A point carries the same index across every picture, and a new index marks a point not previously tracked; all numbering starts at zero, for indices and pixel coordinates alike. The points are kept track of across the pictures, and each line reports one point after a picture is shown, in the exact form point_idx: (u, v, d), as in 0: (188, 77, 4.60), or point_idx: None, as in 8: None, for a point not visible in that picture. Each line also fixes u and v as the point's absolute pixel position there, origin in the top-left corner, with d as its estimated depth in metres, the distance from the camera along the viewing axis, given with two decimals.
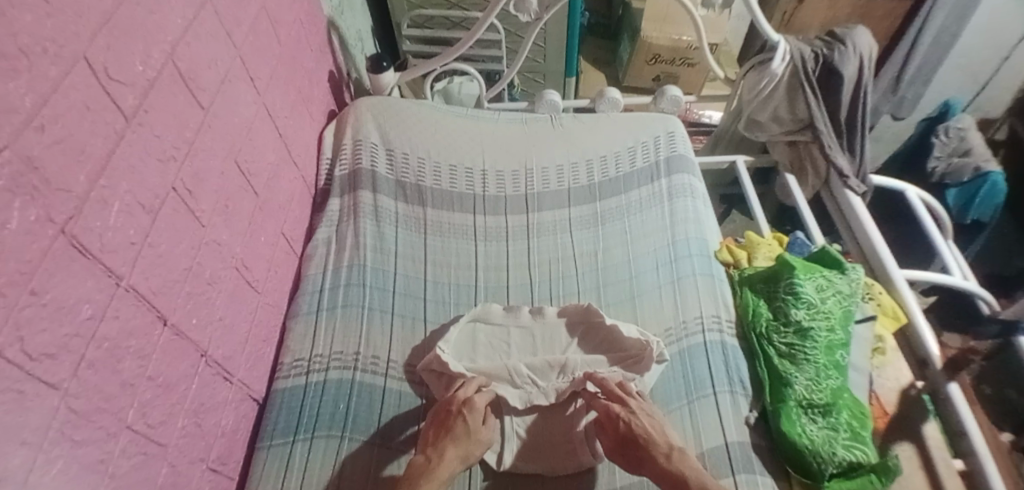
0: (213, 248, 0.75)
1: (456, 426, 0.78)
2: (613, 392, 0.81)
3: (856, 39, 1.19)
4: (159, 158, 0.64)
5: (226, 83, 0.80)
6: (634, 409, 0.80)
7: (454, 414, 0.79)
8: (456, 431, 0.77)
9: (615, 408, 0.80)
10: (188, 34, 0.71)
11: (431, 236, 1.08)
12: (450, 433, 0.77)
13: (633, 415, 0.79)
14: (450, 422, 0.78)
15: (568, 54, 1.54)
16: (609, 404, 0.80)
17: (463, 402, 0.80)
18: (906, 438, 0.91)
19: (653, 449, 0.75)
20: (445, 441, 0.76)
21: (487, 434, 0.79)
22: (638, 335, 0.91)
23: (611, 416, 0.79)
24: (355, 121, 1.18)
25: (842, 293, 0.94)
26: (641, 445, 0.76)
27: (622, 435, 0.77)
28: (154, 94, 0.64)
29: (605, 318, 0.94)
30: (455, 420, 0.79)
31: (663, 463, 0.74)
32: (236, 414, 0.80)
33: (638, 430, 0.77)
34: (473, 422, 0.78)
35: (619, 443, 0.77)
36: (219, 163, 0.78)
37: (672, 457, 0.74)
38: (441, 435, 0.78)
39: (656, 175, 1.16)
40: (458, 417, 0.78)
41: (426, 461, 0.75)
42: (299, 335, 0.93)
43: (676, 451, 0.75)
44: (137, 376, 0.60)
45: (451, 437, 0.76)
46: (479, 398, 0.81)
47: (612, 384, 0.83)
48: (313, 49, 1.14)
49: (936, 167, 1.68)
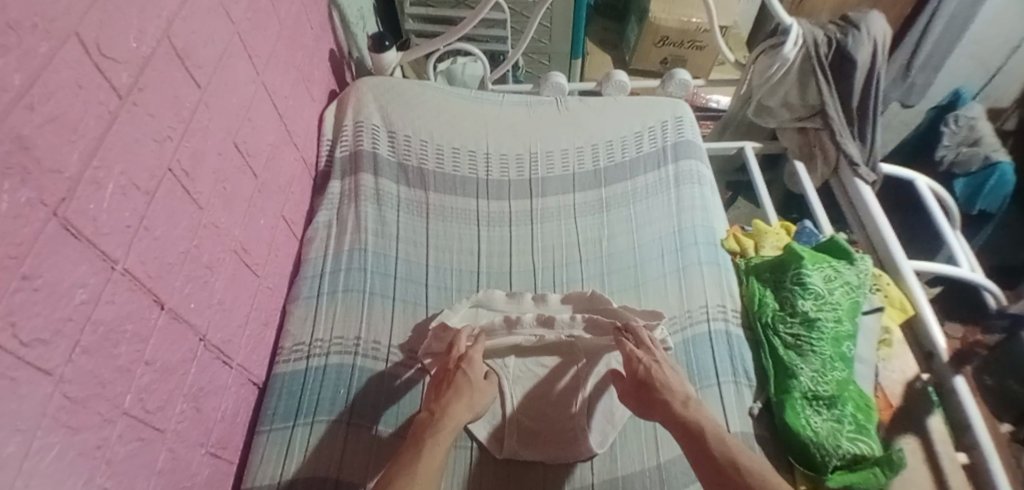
0: (211, 232, 0.74)
1: (457, 380, 0.80)
2: (643, 341, 0.84)
3: (870, 24, 1.16)
4: (156, 138, 0.62)
5: (224, 61, 0.78)
6: (658, 358, 0.82)
7: (452, 370, 0.82)
8: (458, 384, 0.79)
9: (639, 354, 0.82)
10: (185, 10, 0.68)
11: (433, 220, 1.06)
12: (452, 388, 0.79)
13: (651, 363, 0.81)
14: (452, 377, 0.81)
15: (575, 35, 1.51)
16: (634, 351, 0.83)
17: (462, 357, 0.83)
18: (910, 431, 0.91)
19: (668, 395, 0.77)
20: (449, 396, 0.78)
21: (488, 386, 0.82)
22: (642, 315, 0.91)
23: (633, 361, 0.82)
24: (356, 102, 1.15)
25: (850, 283, 0.93)
26: (657, 390, 0.78)
27: (641, 379, 0.80)
28: (150, 72, 0.62)
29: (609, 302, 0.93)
30: (455, 374, 0.81)
31: (678, 409, 0.75)
32: (236, 398, 0.80)
33: (657, 377, 0.79)
34: (473, 375, 0.81)
35: (637, 386, 0.80)
36: (217, 144, 0.76)
37: (688, 406, 0.76)
38: (444, 391, 0.80)
39: (663, 160, 1.14)
40: (457, 371, 0.81)
41: (431, 414, 0.76)
42: (299, 319, 0.92)
43: (693, 401, 0.76)
44: (134, 361, 0.59)
45: (459, 397, 0.78)
46: (475, 352, 0.84)
47: (645, 335, 0.85)
48: (313, 27, 1.11)
49: (945, 155, 1.65)
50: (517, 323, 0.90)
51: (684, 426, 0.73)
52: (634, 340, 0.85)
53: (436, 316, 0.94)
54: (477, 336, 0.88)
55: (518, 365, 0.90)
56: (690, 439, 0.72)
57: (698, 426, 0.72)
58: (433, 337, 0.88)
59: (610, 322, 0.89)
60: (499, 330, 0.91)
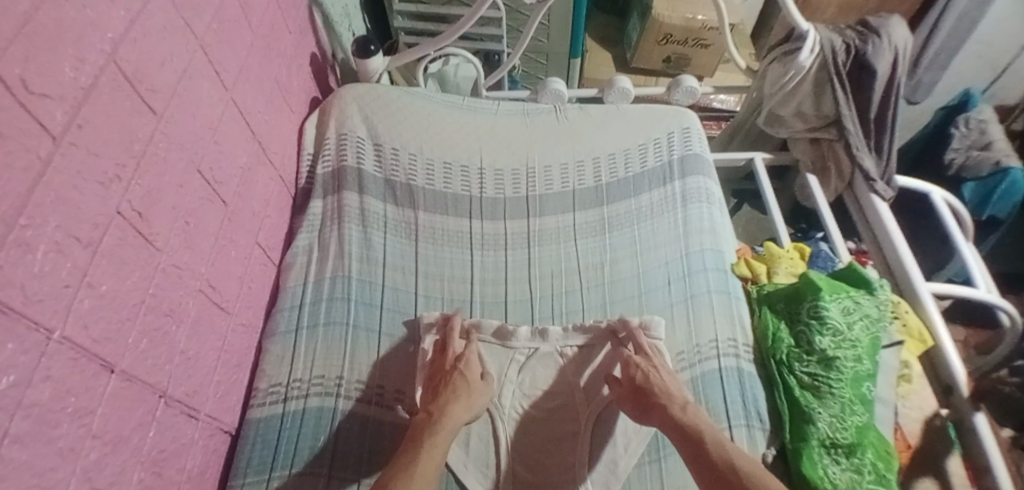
0: (171, 275, 0.66)
1: (453, 379, 0.78)
2: (641, 347, 0.83)
3: (891, 30, 1.08)
4: (100, 181, 0.55)
5: (184, 81, 0.70)
6: (655, 364, 0.81)
7: (449, 371, 0.80)
8: (456, 384, 0.78)
9: (637, 360, 0.81)
10: (134, 28, 0.60)
11: (422, 243, 0.99)
12: (450, 388, 0.77)
13: (650, 368, 0.80)
14: (449, 377, 0.79)
15: (574, 34, 1.42)
16: (632, 357, 0.81)
17: (460, 359, 0.82)
18: (928, 473, 0.87)
19: (666, 399, 0.75)
20: (446, 397, 0.76)
21: (486, 387, 0.80)
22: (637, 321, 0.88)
23: (632, 366, 0.80)
24: (339, 113, 1.07)
25: (870, 317, 0.86)
26: (657, 394, 0.75)
27: (636, 384, 0.77)
28: (91, 105, 0.54)
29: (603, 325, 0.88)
30: (451, 375, 0.80)
31: (677, 413, 0.72)
32: (204, 452, 0.73)
33: (654, 381, 0.77)
34: (469, 375, 0.80)
35: (634, 392, 0.77)
36: (177, 176, 0.68)
37: (687, 410, 0.73)
38: (442, 391, 0.77)
39: (669, 176, 1.07)
40: (454, 371, 0.79)
41: (428, 415, 0.74)
42: (275, 357, 0.85)
43: (691, 405, 0.74)
44: (78, 439, 0.52)
45: (457, 397, 0.76)
46: (471, 353, 0.84)
47: (645, 341, 0.84)
48: (292, 31, 1.02)
49: (954, 159, 1.56)
50: (512, 336, 0.88)
51: (685, 433, 0.70)
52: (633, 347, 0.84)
53: (426, 316, 0.89)
54: (469, 332, 0.88)
55: (514, 408, 0.84)
56: (689, 441, 0.69)
57: (694, 428, 0.70)
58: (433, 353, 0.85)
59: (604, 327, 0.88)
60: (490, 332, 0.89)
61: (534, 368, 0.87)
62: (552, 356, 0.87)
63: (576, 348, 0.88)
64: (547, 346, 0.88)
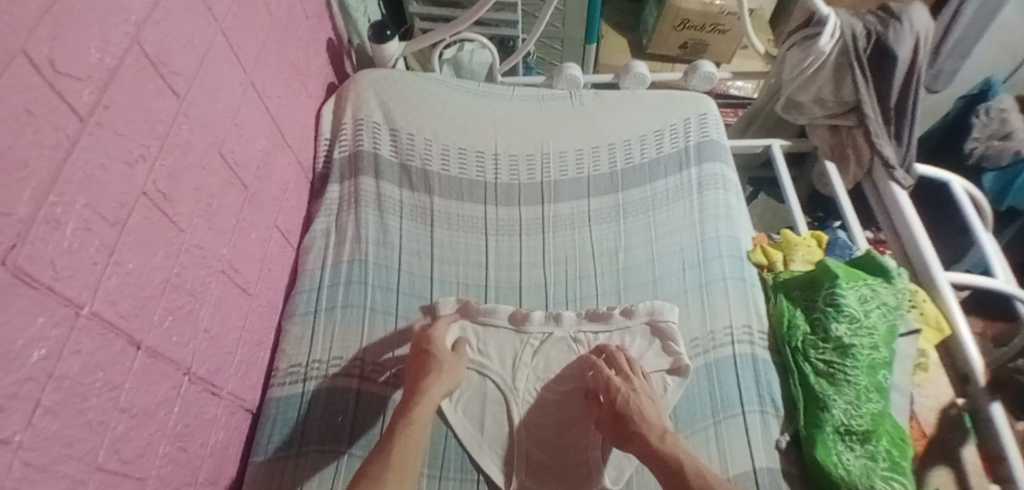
0: (194, 255, 0.68)
1: (423, 359, 0.80)
2: (621, 369, 0.82)
3: (914, 14, 1.06)
4: (125, 161, 0.56)
5: (204, 65, 0.70)
6: (635, 386, 0.79)
7: (418, 353, 0.81)
8: (428, 360, 0.79)
9: (617, 382, 0.79)
10: (157, 11, 0.61)
11: (438, 229, 0.99)
12: (421, 366, 0.79)
13: (630, 393, 0.78)
14: (422, 358, 0.80)
15: (591, 18, 1.40)
16: (612, 379, 0.80)
17: (428, 340, 0.82)
18: (943, 461, 0.86)
19: (646, 428, 0.75)
20: (420, 371, 0.79)
21: (457, 361, 0.82)
22: (647, 317, 0.89)
23: (611, 389, 0.78)
24: (356, 97, 1.07)
25: (887, 304, 0.85)
26: (634, 421, 0.75)
27: (615, 410, 0.77)
28: (116, 86, 0.55)
29: (614, 313, 0.90)
30: (420, 356, 0.80)
31: (656, 444, 0.72)
32: (226, 429, 0.75)
33: (633, 408, 0.76)
34: (440, 351, 0.81)
35: (613, 416, 0.77)
36: (199, 159, 0.69)
37: (665, 439, 0.73)
38: (420, 375, 0.78)
39: (685, 163, 1.06)
40: (423, 352, 0.80)
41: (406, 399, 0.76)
42: (295, 338, 0.87)
43: (670, 434, 0.74)
44: (106, 412, 0.54)
45: (428, 373, 0.78)
46: (437, 331, 0.84)
47: (621, 358, 0.84)
48: (309, 16, 1.03)
49: (975, 149, 1.53)
50: (526, 322, 0.89)
51: (662, 463, 0.70)
52: (614, 368, 0.83)
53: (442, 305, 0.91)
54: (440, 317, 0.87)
55: (529, 391, 0.85)
56: (668, 472, 0.69)
57: (676, 462, 0.69)
58: (416, 340, 0.84)
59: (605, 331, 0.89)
60: (503, 320, 0.90)
61: (547, 353, 0.87)
62: (567, 341, 0.88)
63: (590, 334, 0.89)
64: (561, 331, 0.89)
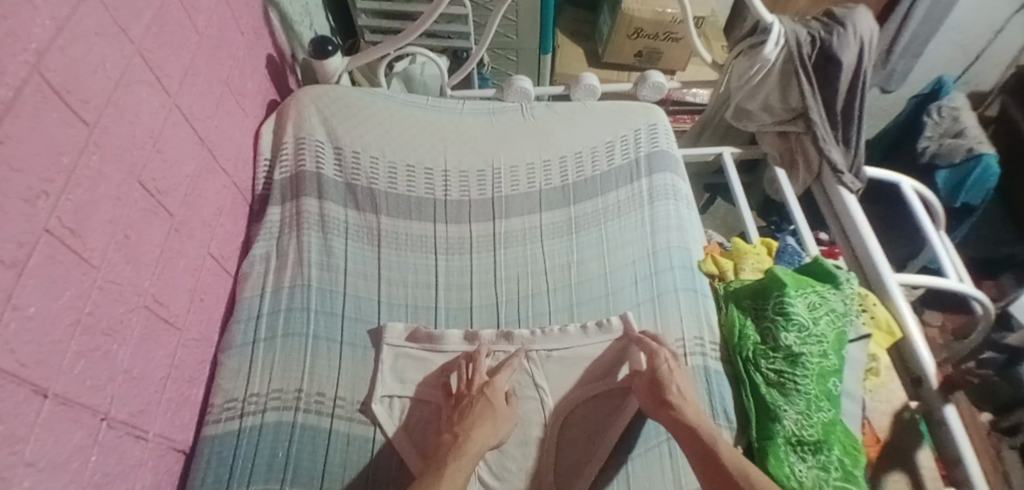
0: (110, 291, 0.64)
1: (479, 402, 0.76)
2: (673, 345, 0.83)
3: (857, 20, 1.07)
4: (24, 197, 0.52)
5: (120, 89, 0.67)
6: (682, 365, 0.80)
7: (475, 395, 0.78)
8: (482, 406, 0.75)
9: (665, 354, 0.79)
10: (61, 38, 0.58)
11: (385, 250, 0.97)
12: (475, 409, 0.75)
13: (672, 365, 0.78)
14: (474, 401, 0.76)
15: (543, 29, 1.40)
16: (661, 350, 0.80)
17: (488, 384, 0.79)
18: (898, 467, 0.86)
19: (681, 400, 0.74)
20: (471, 419, 0.73)
21: (512, 413, 0.78)
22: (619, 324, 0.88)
23: (657, 358, 0.78)
24: (297, 115, 1.04)
25: (836, 311, 0.85)
26: (671, 392, 0.74)
27: (654, 375, 0.77)
28: (12, 119, 0.51)
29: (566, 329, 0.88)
30: (477, 399, 0.77)
31: (688, 416, 0.72)
32: (155, 472, 0.71)
33: (675, 381, 0.76)
34: (495, 400, 0.77)
35: (652, 385, 0.76)
36: (113, 190, 0.65)
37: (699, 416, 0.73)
38: (470, 411, 0.75)
39: (636, 174, 1.05)
40: (481, 396, 0.77)
41: (455, 437, 0.72)
42: (231, 371, 0.83)
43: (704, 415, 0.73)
44: (10, 467, 0.49)
45: (485, 422, 0.73)
46: (499, 379, 0.80)
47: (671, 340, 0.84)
48: (245, 34, 1.00)
49: (927, 147, 1.55)
50: (478, 338, 0.88)
51: (693, 436, 0.69)
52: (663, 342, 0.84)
53: (388, 332, 0.88)
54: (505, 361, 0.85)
55: None
56: (698, 443, 0.68)
57: (708, 437, 0.69)
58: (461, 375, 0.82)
59: (558, 350, 0.87)
60: (452, 340, 0.87)
61: None
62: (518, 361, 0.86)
63: (542, 352, 0.87)
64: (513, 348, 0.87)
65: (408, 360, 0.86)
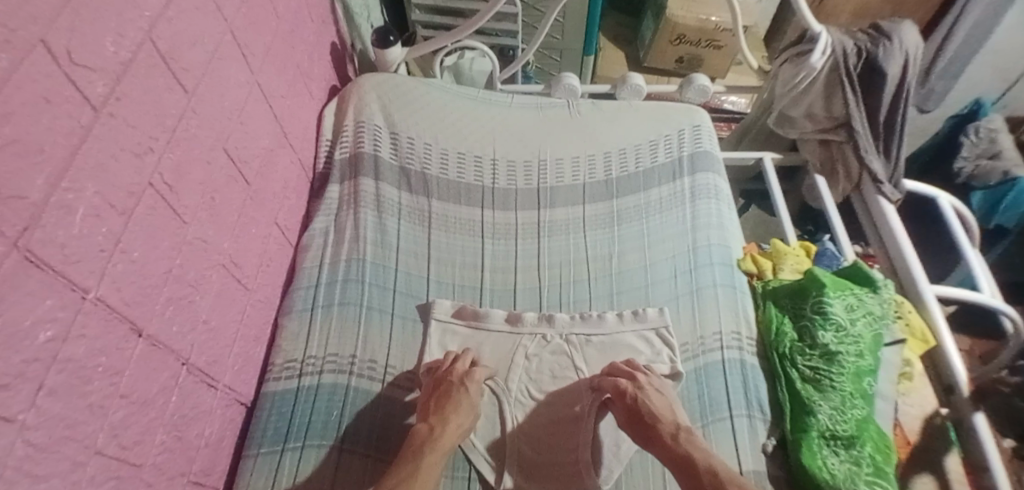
0: (197, 247, 0.69)
1: (456, 393, 0.77)
2: (625, 372, 0.81)
3: (903, 34, 1.09)
4: (135, 152, 0.57)
5: (214, 62, 0.72)
6: (641, 385, 0.79)
7: (456, 384, 0.79)
8: (459, 398, 0.77)
9: (625, 385, 0.78)
10: (170, 9, 0.63)
11: (435, 230, 1.01)
12: (452, 400, 0.77)
13: (641, 391, 0.77)
14: (452, 391, 0.78)
15: (588, 31, 1.44)
16: (620, 382, 0.79)
17: (463, 375, 0.80)
18: (926, 470, 0.88)
19: (658, 425, 0.73)
20: (449, 408, 0.76)
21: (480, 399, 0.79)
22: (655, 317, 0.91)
23: (621, 392, 0.78)
24: (357, 100, 1.10)
25: (873, 314, 0.87)
26: (649, 421, 0.74)
27: (631, 405, 0.76)
28: (128, 80, 0.56)
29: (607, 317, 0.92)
30: (456, 389, 0.78)
31: (670, 443, 0.70)
32: (223, 420, 0.76)
33: (650, 404, 0.75)
34: (473, 390, 0.79)
35: (630, 416, 0.76)
36: (203, 155, 0.70)
37: (678, 438, 0.71)
38: (444, 403, 0.76)
39: (678, 173, 1.08)
40: (459, 386, 0.78)
41: (430, 429, 0.73)
42: (292, 334, 0.88)
43: (684, 431, 0.72)
44: (108, 397, 0.54)
45: (456, 413, 0.75)
46: (480, 371, 0.82)
47: (626, 365, 0.83)
48: (314, 20, 1.05)
49: (964, 168, 1.55)
50: (519, 321, 0.91)
51: (680, 463, 0.68)
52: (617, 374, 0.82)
53: (437, 307, 0.92)
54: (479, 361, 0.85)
55: (521, 392, 0.86)
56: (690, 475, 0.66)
57: (691, 460, 0.67)
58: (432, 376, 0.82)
59: (602, 334, 0.90)
60: (497, 320, 0.91)
61: (541, 355, 0.89)
62: (558, 342, 0.89)
63: (585, 333, 0.90)
64: (552, 332, 0.90)
65: (454, 336, 0.90)
